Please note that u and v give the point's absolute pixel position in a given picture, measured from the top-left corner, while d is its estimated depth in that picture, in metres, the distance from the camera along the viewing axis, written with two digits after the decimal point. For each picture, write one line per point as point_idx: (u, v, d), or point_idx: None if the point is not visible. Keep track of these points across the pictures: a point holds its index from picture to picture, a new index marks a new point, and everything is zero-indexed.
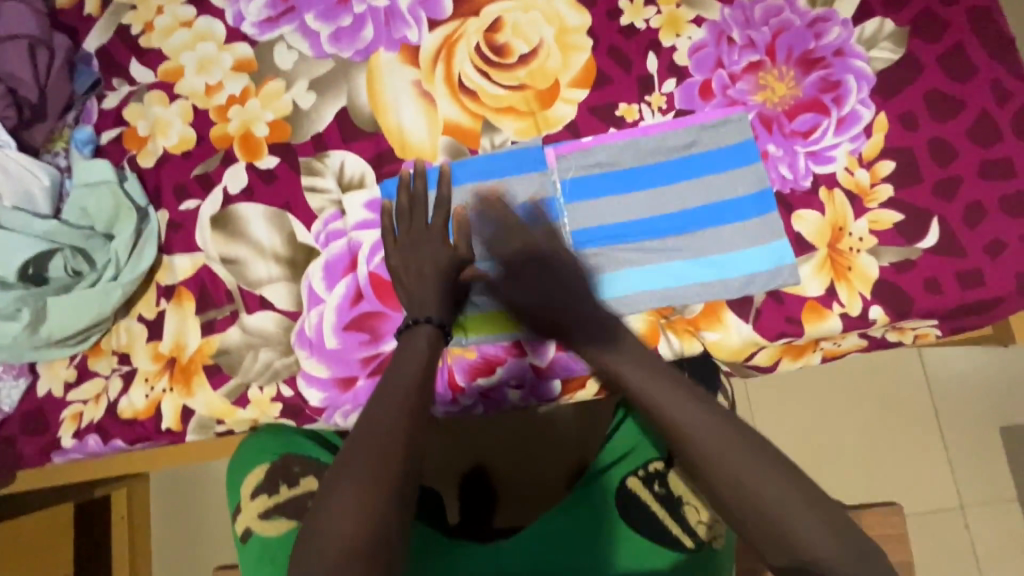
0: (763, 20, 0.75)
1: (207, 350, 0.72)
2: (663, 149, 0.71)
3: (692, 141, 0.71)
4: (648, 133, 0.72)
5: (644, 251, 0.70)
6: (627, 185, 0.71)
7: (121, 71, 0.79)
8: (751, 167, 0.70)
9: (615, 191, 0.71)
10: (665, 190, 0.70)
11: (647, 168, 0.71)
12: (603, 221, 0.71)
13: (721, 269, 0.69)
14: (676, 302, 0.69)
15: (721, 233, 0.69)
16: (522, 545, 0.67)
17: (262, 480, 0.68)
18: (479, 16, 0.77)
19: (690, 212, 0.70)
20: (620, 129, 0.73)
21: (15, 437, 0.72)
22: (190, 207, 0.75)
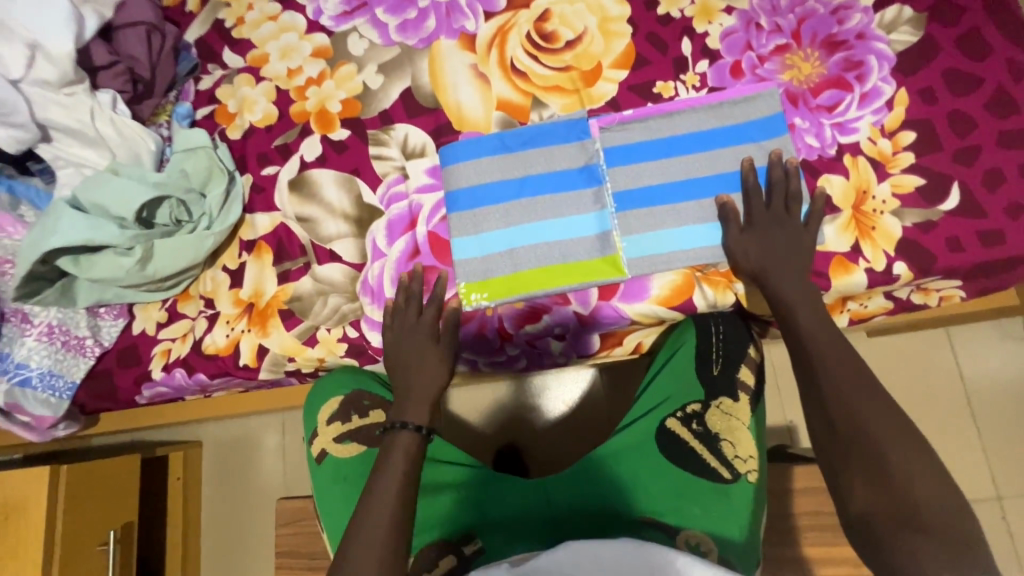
0: (789, 9, 0.82)
1: (282, 297, 0.80)
2: (697, 121, 0.78)
3: (724, 113, 0.78)
4: (681, 108, 0.79)
5: (680, 212, 0.76)
6: (665, 152, 0.78)
7: (215, 58, 0.91)
8: (781, 138, 0.76)
9: (652, 158, 0.78)
10: (700, 157, 0.77)
11: (684, 137, 0.78)
12: (640, 185, 0.77)
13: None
14: (709, 258, 0.74)
15: None
16: (568, 482, 0.68)
17: (337, 409, 0.78)
18: (530, 8, 0.86)
19: (723, 177, 0.76)
20: (657, 104, 0.80)
21: (112, 369, 0.81)
22: (271, 172, 0.85)
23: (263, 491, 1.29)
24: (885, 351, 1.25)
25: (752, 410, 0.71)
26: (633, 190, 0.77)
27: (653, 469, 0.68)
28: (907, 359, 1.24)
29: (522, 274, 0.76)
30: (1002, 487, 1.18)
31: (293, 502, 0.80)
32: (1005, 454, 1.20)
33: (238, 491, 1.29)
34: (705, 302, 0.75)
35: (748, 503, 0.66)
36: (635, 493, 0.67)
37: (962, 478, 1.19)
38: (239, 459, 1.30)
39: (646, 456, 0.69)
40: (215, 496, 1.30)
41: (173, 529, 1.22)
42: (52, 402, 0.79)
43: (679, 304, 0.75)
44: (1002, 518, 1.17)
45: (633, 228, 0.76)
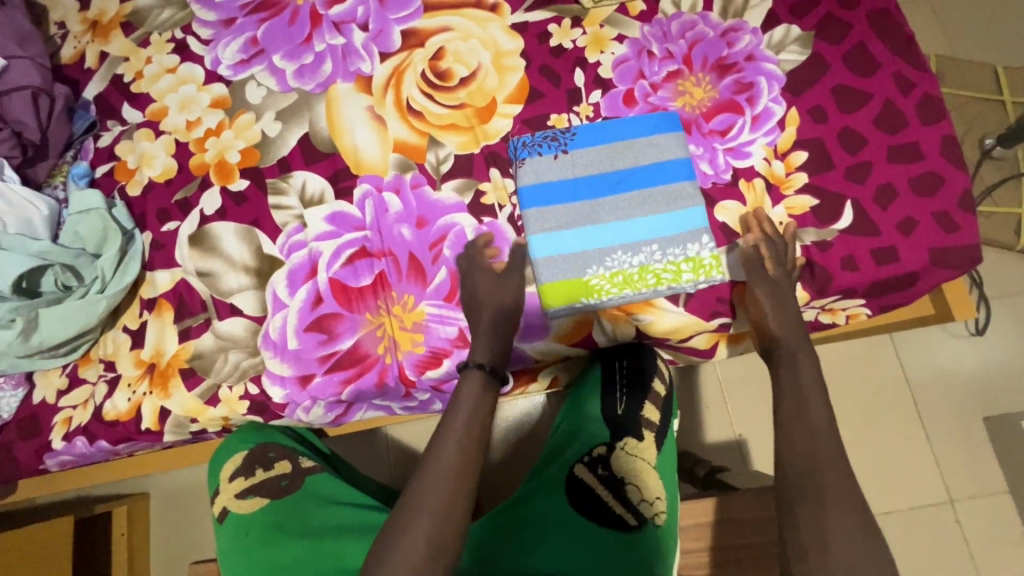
0: (679, 34, 0.82)
1: (183, 355, 0.79)
2: (609, 161, 0.75)
3: (635, 150, 0.75)
4: (596, 142, 0.76)
5: (584, 258, 0.72)
6: (574, 194, 0.74)
7: (114, 114, 0.90)
8: (684, 183, 0.73)
9: (565, 200, 0.74)
10: (605, 201, 0.74)
11: (592, 178, 0.75)
12: (555, 225, 0.74)
13: (673, 267, 0.71)
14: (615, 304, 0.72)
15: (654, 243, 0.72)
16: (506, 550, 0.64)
17: (240, 464, 0.76)
18: (425, 47, 0.86)
19: (625, 222, 0.72)
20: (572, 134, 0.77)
21: (12, 442, 0.79)
22: (170, 228, 0.84)
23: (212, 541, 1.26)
24: (830, 359, 1.24)
25: (657, 451, 0.73)
26: (546, 234, 0.74)
27: (559, 520, 0.66)
28: (852, 365, 1.23)
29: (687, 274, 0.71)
30: (954, 490, 1.16)
31: (205, 566, 0.78)
32: (957, 457, 1.18)
33: (184, 543, 1.26)
34: (606, 336, 0.74)
35: (653, 551, 0.64)
36: (549, 547, 0.63)
37: (914, 483, 1.18)
38: (186, 511, 1.27)
39: (555, 506, 0.68)
40: (163, 549, 1.26)
41: None
42: None
43: (581, 340, 0.75)
44: (957, 523, 1.15)
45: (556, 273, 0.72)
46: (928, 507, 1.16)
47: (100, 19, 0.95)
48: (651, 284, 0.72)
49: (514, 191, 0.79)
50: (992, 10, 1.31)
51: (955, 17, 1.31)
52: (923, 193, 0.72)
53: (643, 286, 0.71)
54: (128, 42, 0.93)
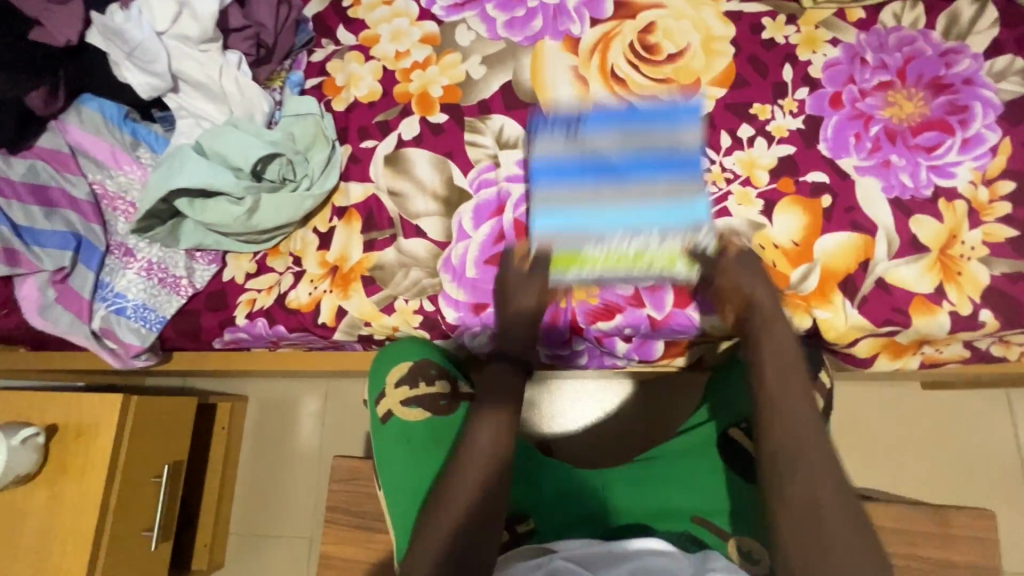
0: (896, 47, 0.83)
1: (366, 264, 0.84)
2: (627, 245, 0.75)
3: (643, 234, 0.75)
4: (615, 124, 0.78)
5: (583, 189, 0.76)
6: (604, 174, 0.75)
7: (330, 33, 0.96)
8: (690, 180, 0.77)
9: (594, 175, 0.76)
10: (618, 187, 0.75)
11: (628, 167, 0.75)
12: (579, 201, 0.76)
13: (669, 254, 0.75)
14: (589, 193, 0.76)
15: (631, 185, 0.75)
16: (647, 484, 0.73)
17: (404, 374, 0.80)
18: (636, 19, 0.89)
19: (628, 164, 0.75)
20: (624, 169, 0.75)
21: (200, 311, 0.86)
22: (368, 146, 0.89)
23: (298, 453, 1.32)
24: None
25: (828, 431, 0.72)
26: (557, 167, 0.77)
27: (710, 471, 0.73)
28: None
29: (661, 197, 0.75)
30: None
31: (349, 461, 0.83)
32: None
33: (275, 449, 1.33)
34: (780, 323, 0.75)
35: None
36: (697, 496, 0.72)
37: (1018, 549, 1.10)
38: (281, 418, 1.34)
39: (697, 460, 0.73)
40: (254, 450, 1.34)
41: (212, 475, 1.27)
42: (141, 333, 0.86)
43: None
44: None
45: (564, 245, 0.77)
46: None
47: None
48: (647, 268, 0.76)
49: (708, 169, 0.81)
50: None
51: None
52: None
53: (636, 269, 0.76)
54: None
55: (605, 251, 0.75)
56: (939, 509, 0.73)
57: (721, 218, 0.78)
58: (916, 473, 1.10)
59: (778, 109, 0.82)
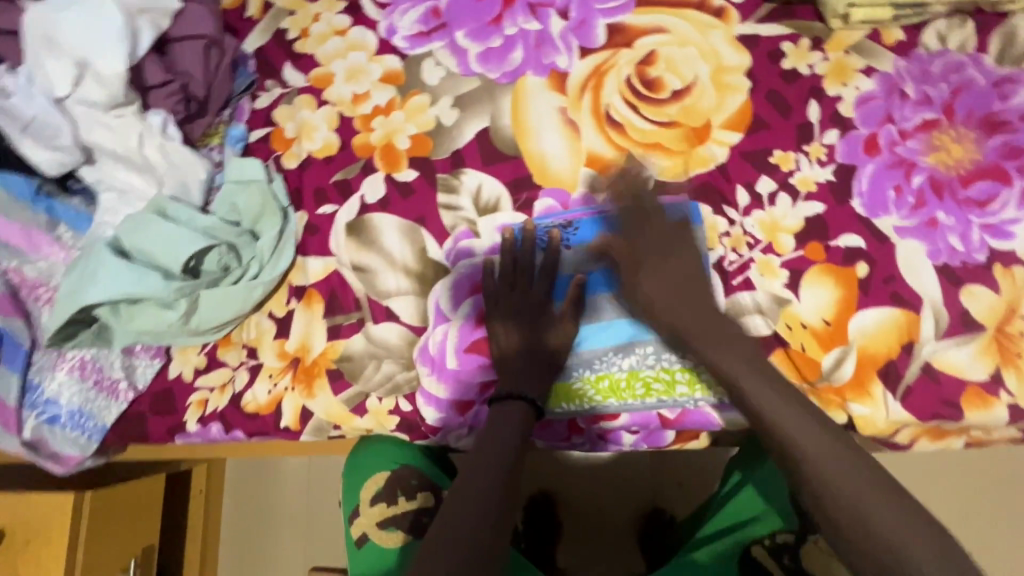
0: (942, 76, 0.70)
1: (331, 355, 0.73)
2: (616, 369, 0.67)
3: (637, 353, 0.67)
4: (606, 233, 0.70)
5: (587, 309, 0.69)
6: (614, 283, 0.69)
7: (275, 73, 0.82)
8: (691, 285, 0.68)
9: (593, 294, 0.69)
10: (613, 298, 0.68)
11: (625, 268, 0.69)
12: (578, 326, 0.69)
13: (666, 377, 0.66)
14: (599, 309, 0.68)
15: (630, 296, 0.68)
16: None
17: (382, 487, 0.71)
18: (633, 48, 0.75)
19: (625, 269, 0.69)
20: (623, 274, 0.69)
21: (145, 415, 0.75)
22: (327, 212, 0.77)
23: (279, 513, 1.21)
24: None
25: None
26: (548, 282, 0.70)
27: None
28: None
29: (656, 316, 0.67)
30: None
31: None
32: None
33: (257, 510, 1.23)
34: None
35: None
36: None
37: None
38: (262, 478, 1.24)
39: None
40: (235, 512, 1.23)
41: (191, 547, 1.17)
42: (80, 443, 0.74)
43: None
44: None
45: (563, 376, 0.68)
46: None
47: None
48: (638, 393, 0.67)
49: (725, 234, 0.69)
50: None
51: None
52: None
53: (630, 394, 0.67)
54: None
55: (594, 375, 0.68)
56: None
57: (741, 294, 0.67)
58: None
59: (804, 154, 0.70)
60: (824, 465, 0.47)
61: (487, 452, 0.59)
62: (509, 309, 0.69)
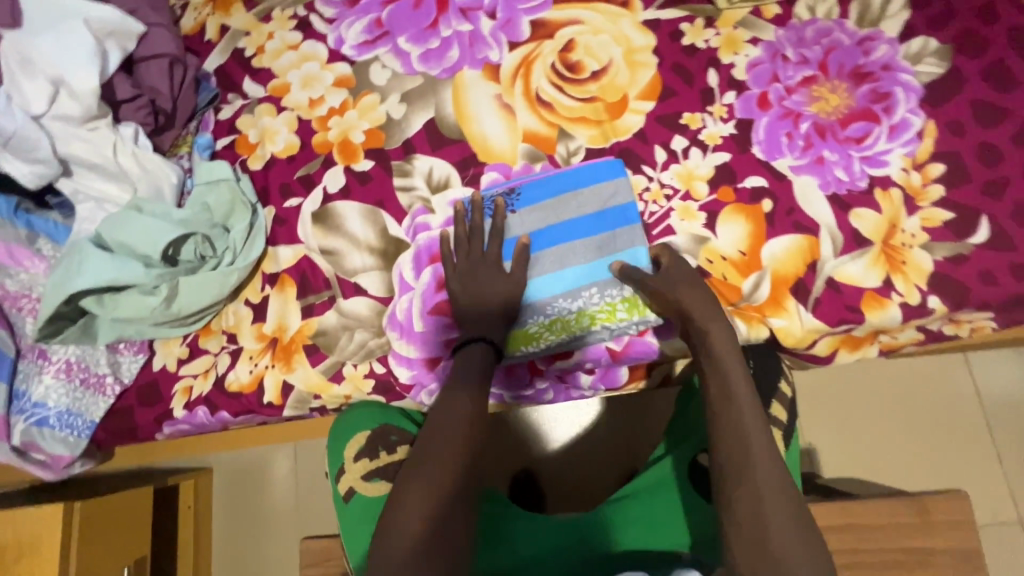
0: (814, 40, 0.82)
1: (307, 331, 0.79)
2: (566, 311, 0.75)
3: (583, 295, 0.75)
4: (543, 197, 0.78)
5: (534, 264, 0.77)
6: (557, 238, 0.77)
7: (235, 87, 0.90)
8: (626, 228, 0.76)
9: (540, 249, 0.77)
10: (557, 252, 0.76)
11: (564, 224, 0.77)
12: (534, 277, 0.76)
13: (609, 308, 0.74)
14: (545, 263, 0.76)
15: (571, 248, 0.76)
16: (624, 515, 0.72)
17: (364, 445, 0.75)
18: (555, 38, 0.86)
19: (565, 225, 0.77)
20: (564, 229, 0.77)
21: (132, 407, 0.79)
22: (293, 204, 0.84)
23: (272, 519, 1.23)
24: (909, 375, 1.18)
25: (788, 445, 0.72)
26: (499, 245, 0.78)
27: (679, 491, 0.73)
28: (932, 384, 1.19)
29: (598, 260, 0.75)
30: None
31: (319, 542, 0.78)
32: None
33: (248, 520, 1.24)
34: (738, 336, 0.74)
35: None
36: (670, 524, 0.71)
37: (987, 497, 1.08)
38: (250, 488, 1.25)
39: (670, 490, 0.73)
40: (225, 525, 1.24)
41: (183, 562, 1.17)
42: (70, 442, 0.77)
43: None
44: None
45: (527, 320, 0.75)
46: (1017, 526, 1.06)
47: None
48: (586, 325, 0.75)
49: (648, 187, 0.79)
50: None
51: None
52: None
53: (581, 330, 0.75)
54: (250, 16, 0.93)
55: (547, 319, 0.75)
56: (915, 497, 0.73)
57: (665, 239, 0.77)
58: (894, 446, 1.11)
59: (708, 114, 0.81)
60: (758, 472, 0.57)
61: (441, 431, 0.63)
62: (464, 271, 0.76)
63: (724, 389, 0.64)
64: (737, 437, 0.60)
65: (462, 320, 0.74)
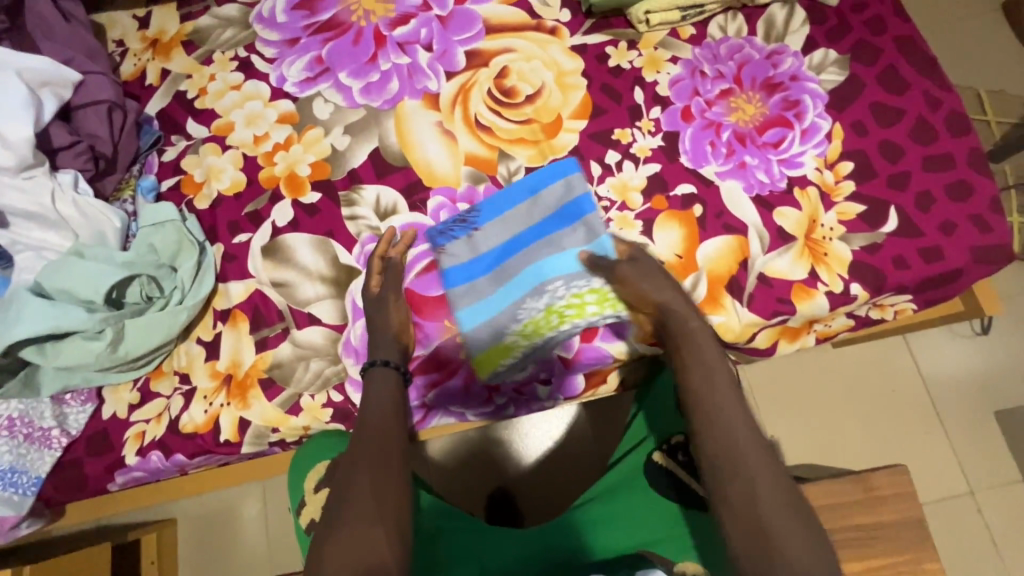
0: (728, 56, 0.89)
1: (261, 365, 0.79)
2: (535, 311, 0.77)
3: (550, 291, 0.77)
4: (502, 209, 0.82)
5: (498, 275, 0.79)
6: (517, 246, 0.80)
7: (178, 128, 0.91)
8: (588, 221, 0.79)
9: (483, 272, 0.80)
10: (520, 259, 0.79)
11: (526, 232, 0.80)
12: (479, 300, 0.79)
13: (576, 301, 0.77)
14: (510, 272, 0.79)
15: (534, 252, 0.79)
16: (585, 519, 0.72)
17: (324, 474, 0.74)
18: (489, 66, 0.90)
19: (527, 233, 0.80)
20: (525, 236, 0.80)
21: (82, 459, 0.77)
22: (242, 240, 0.84)
23: (242, 566, 1.19)
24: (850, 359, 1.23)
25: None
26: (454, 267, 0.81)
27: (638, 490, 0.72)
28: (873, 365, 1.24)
29: (566, 257, 0.78)
30: None
31: None
32: None
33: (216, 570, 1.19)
34: None
35: None
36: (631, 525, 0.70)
37: (937, 471, 1.14)
38: (218, 535, 1.20)
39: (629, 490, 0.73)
40: None
41: None
42: (15, 501, 0.74)
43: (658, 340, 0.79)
44: None
45: (483, 343, 0.78)
46: (967, 496, 1.12)
47: (161, 37, 0.96)
48: (557, 323, 0.77)
49: None
50: (989, 25, 1.40)
51: (951, 33, 1.39)
52: (957, 198, 0.80)
53: (551, 327, 0.77)
54: (191, 59, 0.95)
55: (518, 324, 0.77)
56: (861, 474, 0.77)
57: None
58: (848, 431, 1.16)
59: (637, 129, 0.86)
60: (747, 460, 0.55)
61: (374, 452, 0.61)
62: (397, 291, 0.77)
63: (707, 379, 0.62)
64: (728, 452, 0.56)
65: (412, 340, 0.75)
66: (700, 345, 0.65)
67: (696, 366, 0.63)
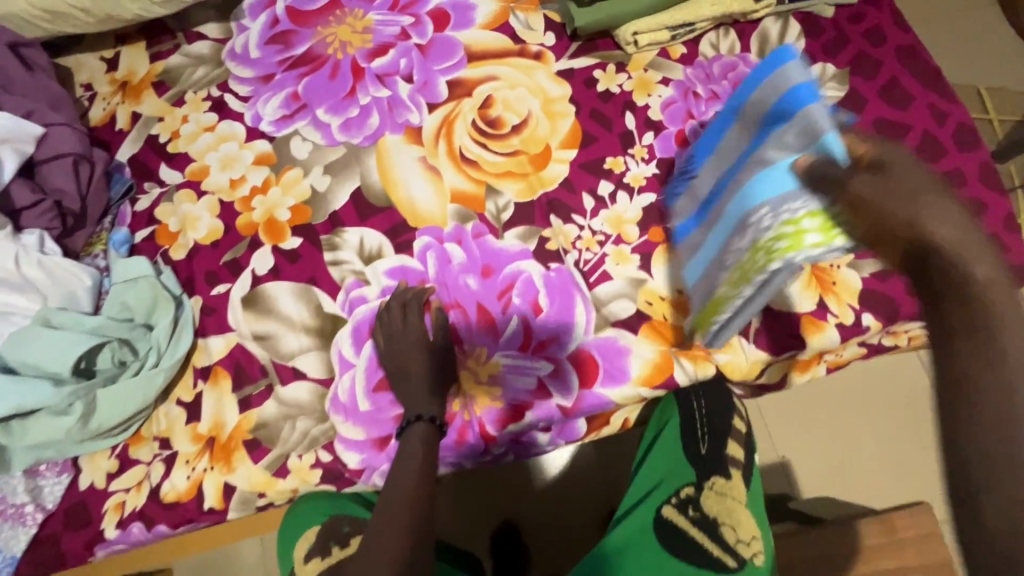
0: (722, 75, 0.85)
1: (246, 426, 0.75)
2: (739, 251, 0.65)
3: (753, 223, 0.62)
4: (715, 145, 0.76)
5: (711, 219, 0.71)
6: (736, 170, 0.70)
7: (151, 175, 0.87)
8: (806, 117, 0.59)
9: (693, 224, 0.75)
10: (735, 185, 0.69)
11: (748, 148, 0.69)
12: (696, 254, 0.74)
13: (790, 229, 0.59)
14: (725, 205, 0.70)
15: (746, 172, 0.67)
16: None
17: (314, 542, 0.68)
18: (472, 96, 0.86)
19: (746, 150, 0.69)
20: (741, 161, 0.69)
21: (59, 534, 0.73)
22: (221, 291, 0.80)
23: None
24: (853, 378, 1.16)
25: (747, 487, 0.71)
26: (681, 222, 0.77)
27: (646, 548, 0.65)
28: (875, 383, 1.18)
29: (769, 173, 0.62)
30: None
31: None
32: None
33: None
34: (686, 376, 0.74)
35: None
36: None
37: None
38: None
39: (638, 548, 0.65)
40: None
41: None
42: None
43: (662, 382, 0.74)
44: None
45: (702, 301, 0.72)
46: None
47: (131, 79, 0.93)
48: (764, 265, 0.62)
49: (579, 236, 0.79)
50: (988, 22, 1.36)
51: (950, 32, 1.35)
52: None
53: (760, 272, 0.62)
54: (162, 101, 0.91)
55: (729, 270, 0.67)
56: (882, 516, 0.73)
57: (602, 285, 0.77)
58: None
59: (630, 157, 0.82)
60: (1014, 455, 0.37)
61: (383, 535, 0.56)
62: (398, 339, 0.75)
63: (977, 320, 0.40)
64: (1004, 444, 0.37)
65: (405, 394, 0.72)
66: (1006, 323, 0.39)
67: (983, 352, 0.39)
